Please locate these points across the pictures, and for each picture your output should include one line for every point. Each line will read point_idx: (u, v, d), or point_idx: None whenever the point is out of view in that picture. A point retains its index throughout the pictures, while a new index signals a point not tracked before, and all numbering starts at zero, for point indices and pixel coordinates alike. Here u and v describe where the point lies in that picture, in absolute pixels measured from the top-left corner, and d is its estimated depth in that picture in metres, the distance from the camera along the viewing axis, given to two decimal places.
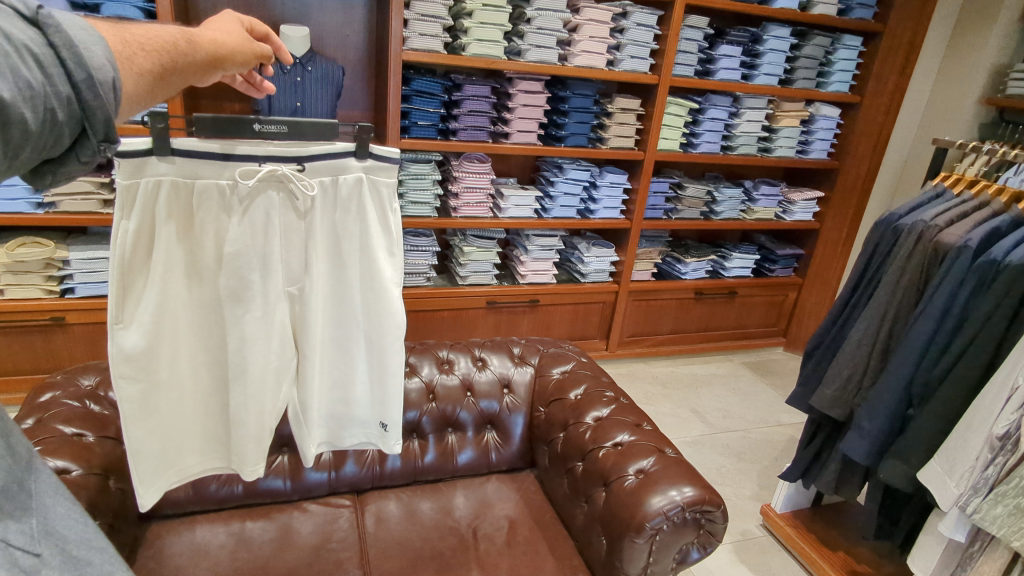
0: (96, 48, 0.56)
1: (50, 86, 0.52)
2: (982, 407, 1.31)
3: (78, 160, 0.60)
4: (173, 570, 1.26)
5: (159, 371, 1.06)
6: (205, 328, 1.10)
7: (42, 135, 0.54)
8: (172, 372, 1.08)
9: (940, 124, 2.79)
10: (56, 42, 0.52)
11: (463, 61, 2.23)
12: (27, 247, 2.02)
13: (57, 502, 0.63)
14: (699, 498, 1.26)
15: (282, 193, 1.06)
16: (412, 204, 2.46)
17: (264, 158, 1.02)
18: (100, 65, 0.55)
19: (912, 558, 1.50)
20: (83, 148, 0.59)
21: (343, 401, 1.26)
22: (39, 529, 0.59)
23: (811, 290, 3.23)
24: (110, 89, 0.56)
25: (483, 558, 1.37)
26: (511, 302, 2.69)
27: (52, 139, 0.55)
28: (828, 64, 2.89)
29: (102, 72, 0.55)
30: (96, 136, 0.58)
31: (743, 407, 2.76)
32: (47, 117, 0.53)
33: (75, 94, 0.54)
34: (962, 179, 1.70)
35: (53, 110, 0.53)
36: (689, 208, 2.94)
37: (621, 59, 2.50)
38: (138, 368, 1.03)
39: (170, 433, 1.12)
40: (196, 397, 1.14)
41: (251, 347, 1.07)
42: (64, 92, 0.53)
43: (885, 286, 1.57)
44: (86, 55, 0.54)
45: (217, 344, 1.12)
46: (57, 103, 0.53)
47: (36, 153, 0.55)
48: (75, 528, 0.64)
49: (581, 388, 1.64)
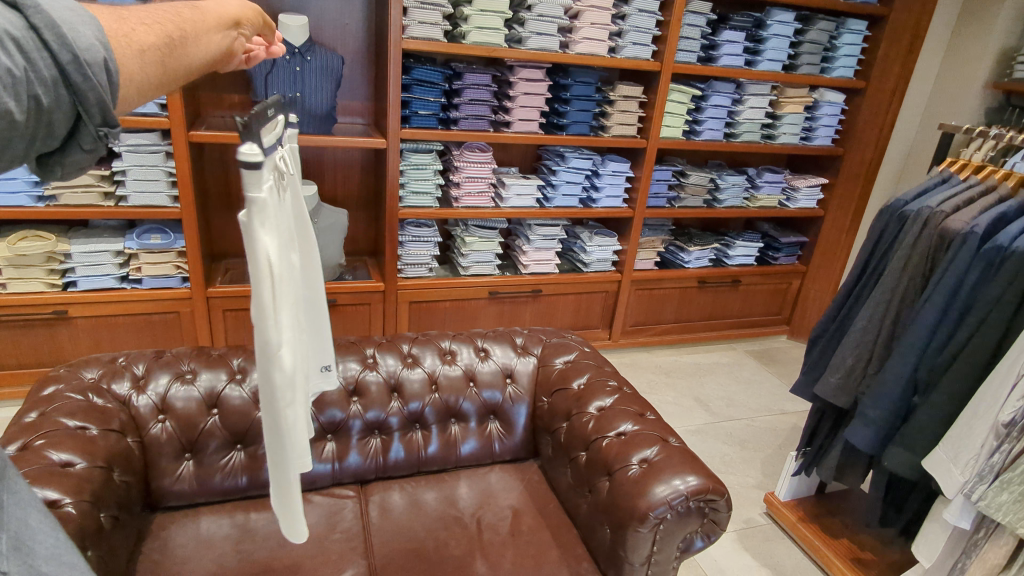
0: (84, 28, 0.54)
1: (33, 70, 0.51)
2: (988, 394, 1.30)
3: (81, 149, 0.60)
4: (178, 561, 1.27)
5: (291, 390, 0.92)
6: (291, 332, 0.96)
7: (30, 124, 0.53)
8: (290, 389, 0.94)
9: (947, 110, 2.75)
10: (37, 24, 0.51)
11: (462, 48, 2.20)
12: (28, 240, 2.03)
13: (29, 514, 0.63)
14: (703, 487, 1.25)
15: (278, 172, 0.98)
16: (413, 194, 2.44)
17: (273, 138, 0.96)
18: (88, 46, 0.54)
19: (916, 546, 1.49)
20: (82, 136, 0.59)
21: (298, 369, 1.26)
22: (7, 544, 0.58)
23: (815, 278, 3.21)
24: (100, 70, 0.55)
25: (488, 549, 1.37)
26: (513, 292, 2.68)
27: (43, 128, 0.55)
28: (833, 49, 2.86)
29: (90, 53, 0.54)
30: (92, 122, 0.57)
31: (746, 395, 2.75)
32: (32, 104, 0.52)
33: (63, 77, 0.53)
34: (968, 164, 1.69)
35: (38, 97, 0.52)
36: (692, 196, 2.91)
37: (622, 45, 2.48)
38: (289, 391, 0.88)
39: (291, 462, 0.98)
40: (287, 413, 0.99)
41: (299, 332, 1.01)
42: (50, 75, 0.52)
43: (891, 274, 1.56)
44: (71, 35, 0.53)
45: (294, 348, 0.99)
46: (42, 88, 0.52)
47: (31, 143, 0.55)
48: (46, 542, 0.63)
49: (584, 377, 1.63)
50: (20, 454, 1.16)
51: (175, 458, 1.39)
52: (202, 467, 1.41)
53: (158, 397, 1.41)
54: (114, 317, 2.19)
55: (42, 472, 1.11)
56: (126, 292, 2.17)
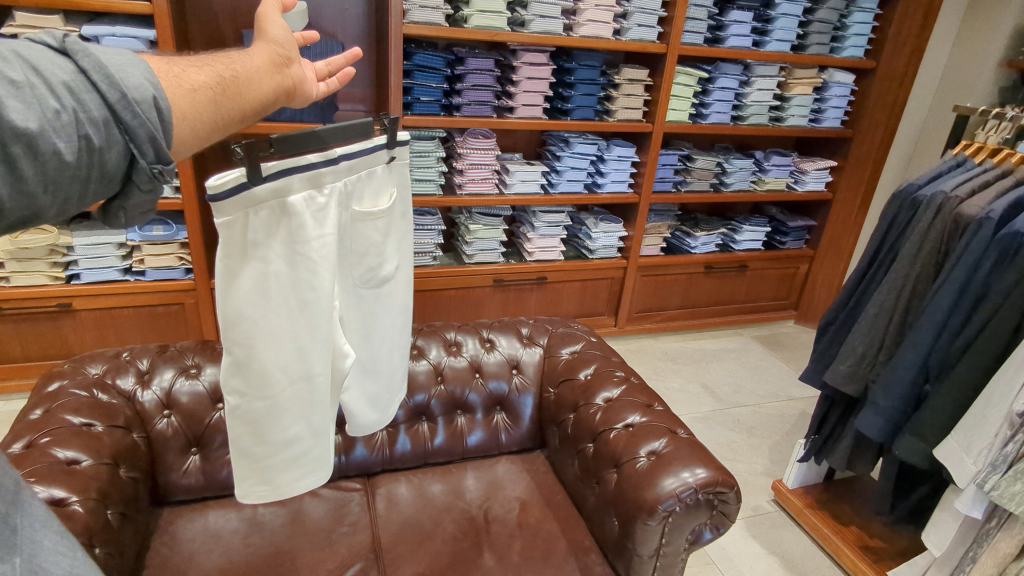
0: (133, 69, 0.56)
1: (83, 111, 0.52)
2: (1002, 383, 1.28)
3: (138, 189, 0.60)
4: (187, 556, 1.27)
5: (406, 300, 1.25)
6: (384, 290, 1.14)
7: (83, 164, 0.53)
8: (401, 307, 1.23)
9: (959, 90, 2.70)
10: (86, 66, 0.53)
11: (464, 33, 2.16)
12: (31, 233, 2.01)
13: (45, 535, 0.61)
14: (712, 479, 1.24)
15: (339, 194, 0.95)
16: (416, 182, 2.41)
17: (339, 159, 0.93)
18: (136, 84, 0.55)
19: (927, 534, 1.48)
20: (138, 176, 0.58)
21: (293, 459, 1.02)
22: (22, 570, 0.57)
23: (823, 262, 3.18)
24: (149, 107, 0.56)
25: (494, 541, 1.37)
26: (519, 280, 2.66)
27: (97, 168, 0.55)
28: (843, 28, 2.79)
29: (138, 91, 0.55)
30: (146, 159, 0.57)
31: (753, 381, 2.74)
32: (84, 145, 0.52)
33: (113, 116, 0.54)
34: (983, 147, 1.64)
35: (88, 137, 0.52)
36: (699, 180, 2.87)
37: (628, 27, 2.42)
38: (409, 290, 1.26)
39: (396, 361, 1.27)
40: (393, 337, 1.22)
41: (369, 306, 1.12)
42: (99, 115, 0.53)
43: (903, 262, 1.53)
44: (118, 76, 0.54)
45: (379, 308, 1.15)
46: (92, 128, 0.52)
47: (87, 187, 0.55)
48: (62, 562, 0.62)
49: (591, 367, 1.62)
50: (27, 453, 1.15)
51: (181, 453, 1.39)
52: (209, 461, 1.40)
53: (162, 391, 1.40)
54: (118, 310, 2.18)
55: (47, 470, 1.11)
56: (129, 284, 2.16)
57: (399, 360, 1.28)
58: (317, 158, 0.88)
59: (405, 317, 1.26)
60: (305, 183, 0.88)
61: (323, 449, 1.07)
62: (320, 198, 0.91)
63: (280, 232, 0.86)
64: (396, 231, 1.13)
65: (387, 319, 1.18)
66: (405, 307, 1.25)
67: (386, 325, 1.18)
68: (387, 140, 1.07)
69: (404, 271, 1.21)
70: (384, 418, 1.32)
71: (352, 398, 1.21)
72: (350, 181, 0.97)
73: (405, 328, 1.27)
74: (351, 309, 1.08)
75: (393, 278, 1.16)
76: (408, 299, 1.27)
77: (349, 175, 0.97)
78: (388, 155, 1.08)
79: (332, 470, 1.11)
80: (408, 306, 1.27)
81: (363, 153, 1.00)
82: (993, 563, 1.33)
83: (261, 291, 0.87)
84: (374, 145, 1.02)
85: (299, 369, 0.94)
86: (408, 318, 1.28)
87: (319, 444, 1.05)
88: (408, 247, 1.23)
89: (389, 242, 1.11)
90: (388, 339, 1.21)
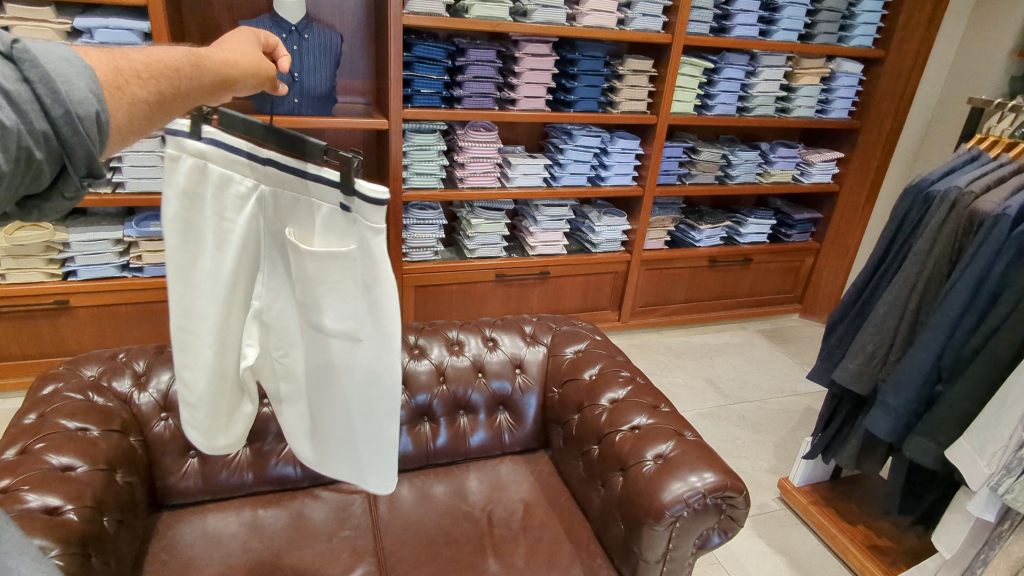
0: (78, 79, 0.53)
1: (25, 124, 0.49)
2: (1018, 386, 1.24)
3: (63, 196, 0.57)
4: (185, 562, 1.25)
5: (371, 391, 1.05)
6: (332, 347, 1.03)
7: (16, 174, 0.51)
8: (351, 384, 1.06)
9: (969, 80, 2.64)
10: (32, 78, 0.50)
11: (465, 23, 2.11)
12: (26, 230, 1.98)
13: (22, 562, 0.58)
14: (720, 484, 1.21)
15: (268, 195, 0.96)
16: (417, 176, 2.37)
17: (264, 159, 0.93)
18: (82, 99, 0.53)
19: (936, 536, 1.45)
20: (66, 184, 0.56)
21: (187, 404, 1.07)
22: None
23: (828, 255, 3.14)
24: (91, 123, 0.54)
25: (499, 545, 1.34)
26: (521, 275, 2.63)
27: (30, 177, 0.52)
28: (852, 17, 2.74)
29: (83, 106, 0.53)
30: (78, 172, 0.55)
31: (759, 376, 2.72)
32: (23, 156, 0.50)
33: (53, 129, 0.52)
34: (998, 141, 1.60)
35: (28, 149, 0.50)
36: (703, 172, 2.83)
37: (632, 17, 2.37)
38: (368, 374, 1.03)
39: (342, 430, 1.12)
40: (338, 402, 1.09)
41: (315, 346, 1.05)
42: (41, 128, 0.51)
43: (915, 256, 1.49)
44: (64, 89, 0.52)
45: (326, 358, 1.05)
46: (33, 140, 0.50)
47: (15, 191, 0.53)
48: None
49: (595, 367, 1.59)
50: (20, 459, 1.13)
51: (180, 456, 1.36)
52: (207, 465, 1.37)
53: (159, 394, 1.37)
54: (116, 306, 2.16)
55: (41, 478, 1.09)
56: (126, 281, 2.13)
57: (348, 427, 1.11)
58: (243, 146, 0.92)
59: (360, 399, 1.06)
60: (234, 166, 0.93)
61: (215, 422, 1.08)
62: (238, 187, 0.94)
63: (197, 189, 0.93)
64: (348, 290, 0.98)
65: (334, 378, 1.06)
66: (362, 392, 1.05)
67: (335, 385, 1.07)
68: (342, 181, 0.90)
69: (364, 350, 1.02)
70: (318, 462, 1.22)
71: (291, 412, 1.16)
72: (278, 190, 0.95)
73: (362, 412, 1.08)
74: (293, 328, 1.05)
75: (342, 339, 1.01)
76: (373, 393, 1.05)
77: (279, 185, 0.95)
78: (342, 200, 0.91)
79: (209, 447, 1.11)
80: (371, 396, 1.05)
81: (300, 172, 0.93)
82: (1005, 565, 1.32)
83: (179, 230, 0.95)
84: (316, 173, 0.92)
85: (194, 325, 1.00)
86: (388, 417, 1.07)
87: (208, 413, 1.07)
88: (380, 331, 0.99)
89: (328, 299, 0.98)
90: (331, 396, 1.08)
